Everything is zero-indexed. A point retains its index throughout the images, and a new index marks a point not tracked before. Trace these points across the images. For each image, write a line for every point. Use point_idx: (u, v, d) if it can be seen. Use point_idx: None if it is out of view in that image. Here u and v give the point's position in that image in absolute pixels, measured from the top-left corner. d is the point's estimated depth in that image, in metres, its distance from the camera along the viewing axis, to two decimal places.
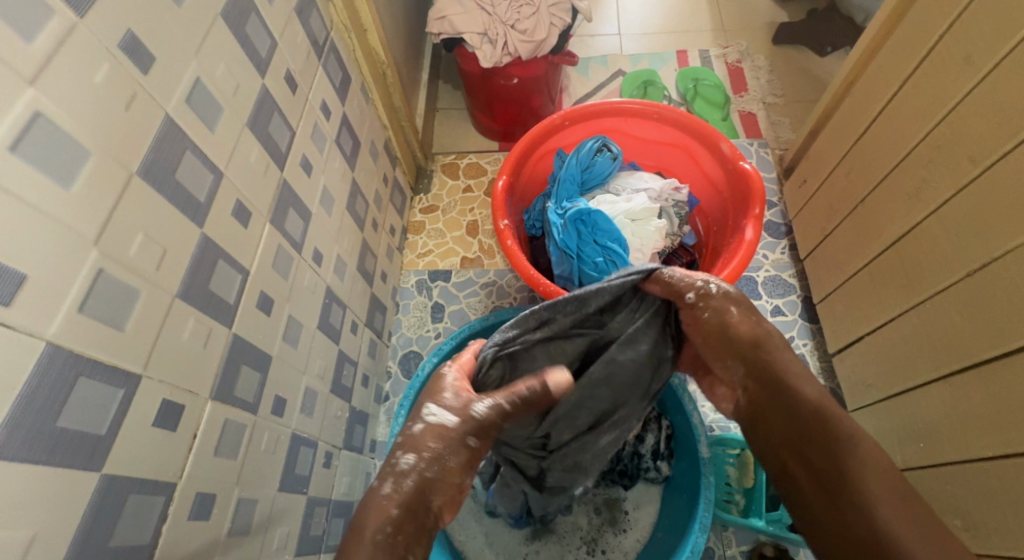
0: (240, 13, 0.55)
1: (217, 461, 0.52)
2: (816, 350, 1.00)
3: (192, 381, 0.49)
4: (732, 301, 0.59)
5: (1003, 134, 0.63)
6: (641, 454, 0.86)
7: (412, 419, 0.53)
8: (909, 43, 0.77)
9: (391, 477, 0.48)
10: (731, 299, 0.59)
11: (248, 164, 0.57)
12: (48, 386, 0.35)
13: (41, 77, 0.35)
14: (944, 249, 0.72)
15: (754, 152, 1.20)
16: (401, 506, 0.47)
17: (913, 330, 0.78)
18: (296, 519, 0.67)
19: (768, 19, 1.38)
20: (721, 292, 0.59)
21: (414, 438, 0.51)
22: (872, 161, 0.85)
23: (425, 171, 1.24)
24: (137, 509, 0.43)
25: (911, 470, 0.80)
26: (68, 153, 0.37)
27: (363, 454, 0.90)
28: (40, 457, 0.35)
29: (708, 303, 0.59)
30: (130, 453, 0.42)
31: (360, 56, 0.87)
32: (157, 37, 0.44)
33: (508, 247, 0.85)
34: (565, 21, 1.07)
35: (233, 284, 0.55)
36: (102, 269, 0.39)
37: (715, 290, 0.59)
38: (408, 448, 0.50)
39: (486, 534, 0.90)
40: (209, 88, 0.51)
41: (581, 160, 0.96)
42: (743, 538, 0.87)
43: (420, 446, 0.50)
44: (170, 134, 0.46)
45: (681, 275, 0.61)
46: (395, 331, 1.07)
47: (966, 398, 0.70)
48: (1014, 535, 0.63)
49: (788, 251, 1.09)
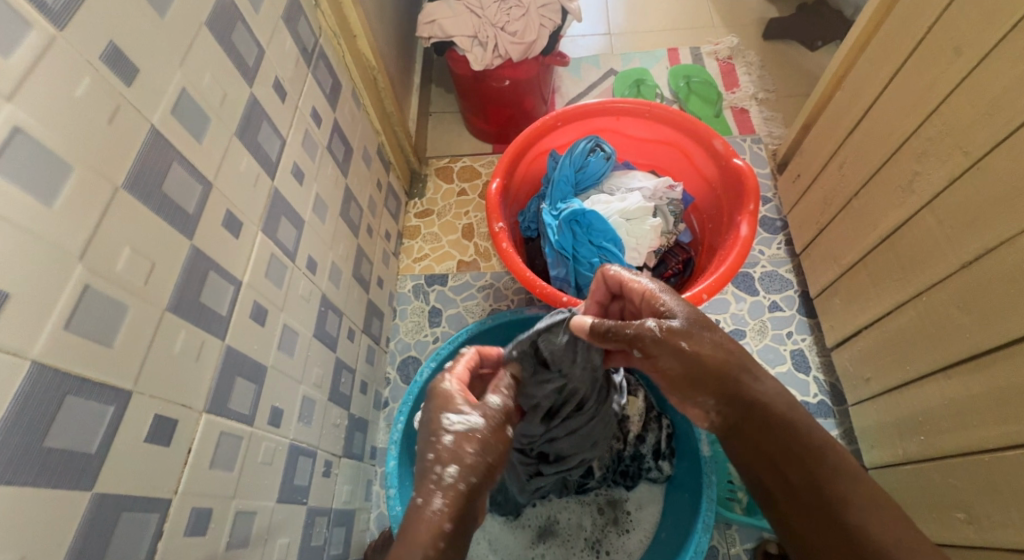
0: (225, 24, 0.54)
1: (213, 474, 0.51)
2: (815, 345, 0.99)
3: (185, 396, 0.48)
4: (679, 337, 0.57)
5: (996, 124, 0.62)
6: (642, 454, 0.86)
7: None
8: (898, 36, 0.77)
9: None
10: (676, 335, 0.57)
11: (237, 173, 0.57)
12: (34, 407, 0.35)
13: (20, 92, 0.34)
14: (939, 241, 0.72)
15: (747, 148, 1.20)
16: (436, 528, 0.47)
17: (909, 322, 0.78)
18: (295, 531, 0.66)
19: (758, 15, 1.38)
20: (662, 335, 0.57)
21: (448, 451, 0.52)
22: (864, 155, 0.84)
23: (419, 175, 1.24)
24: (130, 527, 0.42)
25: (914, 463, 0.79)
26: (47, 168, 0.36)
27: (363, 462, 0.90)
28: (28, 479, 0.35)
29: (658, 348, 0.57)
30: (121, 469, 0.41)
31: (350, 62, 0.87)
32: (140, 50, 0.44)
33: (504, 250, 0.84)
34: (555, 22, 1.07)
35: (225, 295, 0.54)
36: (88, 284, 0.39)
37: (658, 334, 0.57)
38: (448, 461, 0.51)
39: (490, 540, 0.89)
40: (196, 99, 0.50)
41: (575, 161, 0.95)
42: (747, 535, 0.86)
43: (458, 455, 0.52)
44: (156, 145, 0.45)
45: (621, 326, 0.58)
46: (393, 337, 1.06)
47: (968, 389, 0.69)
48: (1017, 527, 0.63)
49: (784, 246, 1.08)
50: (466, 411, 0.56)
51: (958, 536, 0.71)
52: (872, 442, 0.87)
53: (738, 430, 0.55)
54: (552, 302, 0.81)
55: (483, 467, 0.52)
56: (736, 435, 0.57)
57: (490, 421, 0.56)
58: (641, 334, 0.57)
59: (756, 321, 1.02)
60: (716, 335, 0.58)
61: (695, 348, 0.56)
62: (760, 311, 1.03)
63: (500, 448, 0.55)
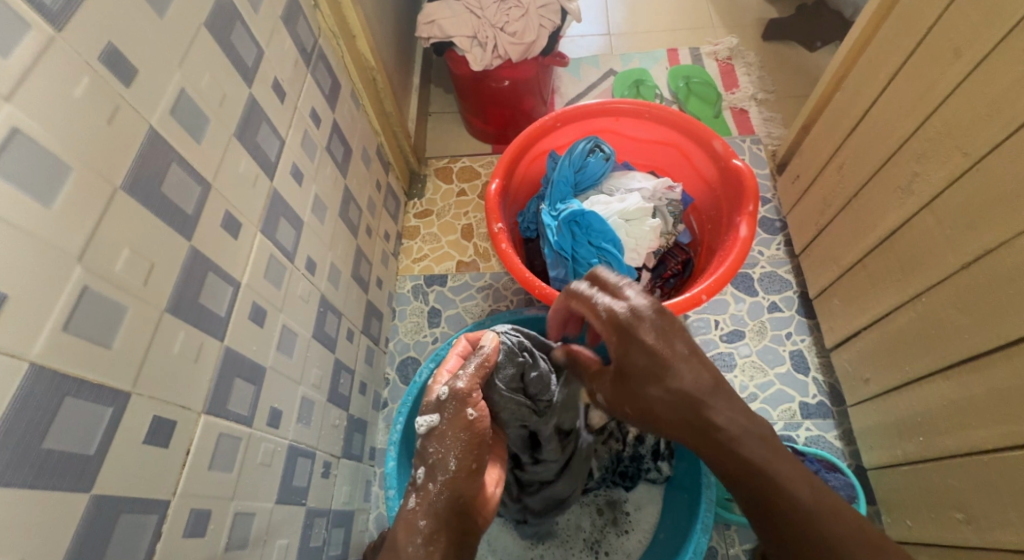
0: (224, 24, 0.54)
1: (211, 476, 0.51)
2: (814, 346, 0.99)
3: (184, 397, 0.48)
4: (624, 400, 0.60)
5: (995, 125, 0.63)
6: (641, 454, 0.86)
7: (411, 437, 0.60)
8: (898, 37, 0.77)
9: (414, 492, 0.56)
10: (622, 397, 0.60)
11: (237, 174, 0.56)
12: (33, 408, 0.35)
13: (18, 93, 0.34)
14: (938, 243, 0.72)
15: (746, 148, 1.20)
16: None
17: (908, 323, 0.78)
18: (294, 532, 0.66)
19: (757, 15, 1.38)
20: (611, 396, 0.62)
21: None
22: (864, 156, 0.84)
23: (419, 175, 1.24)
24: (129, 528, 0.42)
25: (913, 463, 0.79)
26: (46, 169, 0.36)
27: (363, 462, 0.89)
28: (26, 480, 0.35)
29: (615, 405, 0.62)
30: (120, 470, 0.41)
31: (349, 63, 0.87)
32: (139, 50, 0.44)
33: (503, 251, 0.84)
34: (555, 23, 1.07)
35: (224, 296, 0.54)
36: (87, 285, 0.39)
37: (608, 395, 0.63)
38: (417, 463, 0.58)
39: (489, 541, 0.89)
40: (195, 99, 0.50)
41: (574, 161, 0.95)
42: (746, 536, 0.86)
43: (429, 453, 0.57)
44: (155, 146, 0.45)
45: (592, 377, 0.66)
46: (392, 337, 1.06)
47: (967, 390, 0.69)
48: (1016, 528, 0.63)
49: (783, 246, 1.08)
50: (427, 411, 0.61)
51: (957, 536, 0.71)
52: (872, 442, 0.87)
53: None
54: (552, 302, 0.81)
55: None
56: None
57: (446, 413, 0.59)
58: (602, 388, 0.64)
59: (755, 321, 1.02)
60: (669, 382, 0.54)
61: (641, 410, 0.57)
62: (759, 312, 1.03)
63: (463, 437, 0.58)
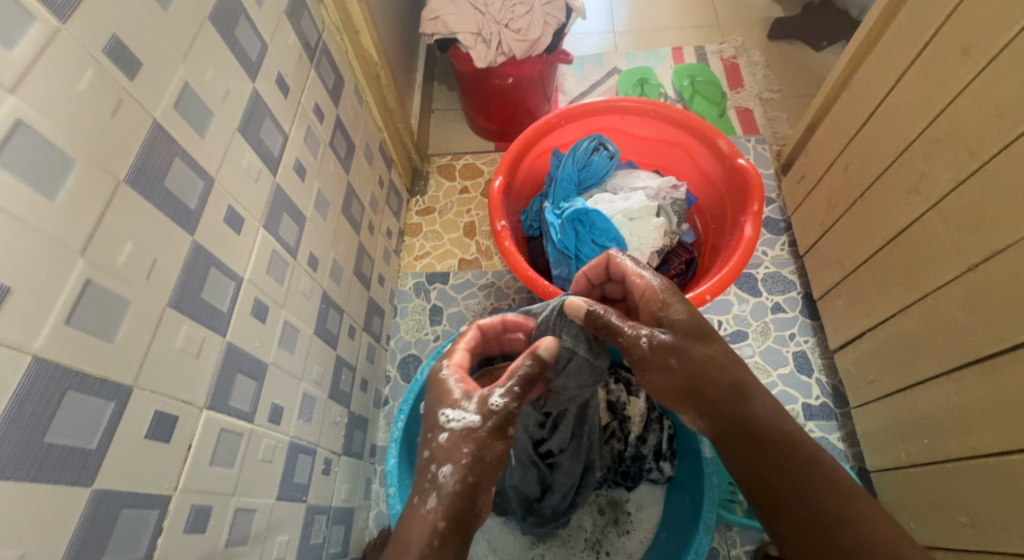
0: (228, 17, 0.54)
1: (214, 471, 0.51)
2: (818, 347, 0.99)
3: (186, 391, 0.48)
4: (671, 352, 0.57)
5: (1004, 126, 0.62)
6: (643, 454, 0.86)
7: (434, 430, 0.55)
8: (905, 38, 0.77)
9: (433, 490, 0.52)
10: (668, 352, 0.57)
11: (240, 169, 0.56)
12: (36, 400, 0.35)
13: (22, 84, 0.34)
14: (945, 245, 0.72)
15: (751, 148, 1.19)
16: (429, 525, 0.50)
17: (915, 324, 0.77)
18: (294, 529, 0.66)
19: (763, 14, 1.37)
20: (655, 347, 0.57)
21: (444, 450, 0.53)
22: (871, 155, 0.84)
23: (421, 173, 1.23)
24: (129, 525, 0.42)
25: (916, 467, 0.79)
26: (49, 162, 0.36)
27: (363, 460, 0.89)
28: (27, 474, 0.34)
29: (646, 360, 0.57)
30: (120, 466, 0.41)
31: (353, 58, 0.86)
32: (144, 43, 0.43)
33: (506, 249, 0.83)
34: (559, 20, 1.06)
35: (226, 292, 0.54)
36: (89, 279, 0.39)
37: (649, 345, 0.57)
38: (443, 459, 0.53)
39: (490, 540, 0.89)
40: (199, 94, 0.50)
41: (578, 160, 0.95)
42: (747, 537, 0.86)
43: (453, 455, 0.53)
44: (159, 140, 0.45)
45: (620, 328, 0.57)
46: (394, 334, 1.06)
47: (972, 392, 0.69)
48: (1020, 532, 0.63)
49: (788, 247, 1.08)
50: (465, 407, 0.54)
51: (961, 539, 0.71)
52: (875, 444, 0.87)
53: (746, 432, 0.57)
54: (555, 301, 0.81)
55: (481, 466, 0.53)
56: (741, 434, 0.57)
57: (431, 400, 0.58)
58: (636, 341, 0.57)
59: (758, 322, 1.02)
60: (713, 346, 0.58)
61: (684, 364, 0.57)
62: (763, 312, 1.02)
63: (499, 448, 0.54)
